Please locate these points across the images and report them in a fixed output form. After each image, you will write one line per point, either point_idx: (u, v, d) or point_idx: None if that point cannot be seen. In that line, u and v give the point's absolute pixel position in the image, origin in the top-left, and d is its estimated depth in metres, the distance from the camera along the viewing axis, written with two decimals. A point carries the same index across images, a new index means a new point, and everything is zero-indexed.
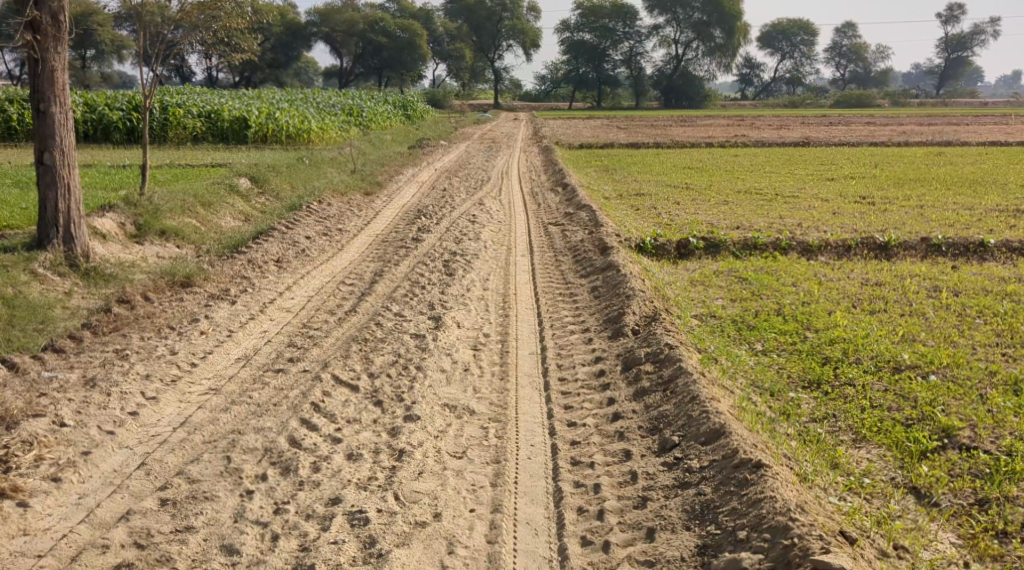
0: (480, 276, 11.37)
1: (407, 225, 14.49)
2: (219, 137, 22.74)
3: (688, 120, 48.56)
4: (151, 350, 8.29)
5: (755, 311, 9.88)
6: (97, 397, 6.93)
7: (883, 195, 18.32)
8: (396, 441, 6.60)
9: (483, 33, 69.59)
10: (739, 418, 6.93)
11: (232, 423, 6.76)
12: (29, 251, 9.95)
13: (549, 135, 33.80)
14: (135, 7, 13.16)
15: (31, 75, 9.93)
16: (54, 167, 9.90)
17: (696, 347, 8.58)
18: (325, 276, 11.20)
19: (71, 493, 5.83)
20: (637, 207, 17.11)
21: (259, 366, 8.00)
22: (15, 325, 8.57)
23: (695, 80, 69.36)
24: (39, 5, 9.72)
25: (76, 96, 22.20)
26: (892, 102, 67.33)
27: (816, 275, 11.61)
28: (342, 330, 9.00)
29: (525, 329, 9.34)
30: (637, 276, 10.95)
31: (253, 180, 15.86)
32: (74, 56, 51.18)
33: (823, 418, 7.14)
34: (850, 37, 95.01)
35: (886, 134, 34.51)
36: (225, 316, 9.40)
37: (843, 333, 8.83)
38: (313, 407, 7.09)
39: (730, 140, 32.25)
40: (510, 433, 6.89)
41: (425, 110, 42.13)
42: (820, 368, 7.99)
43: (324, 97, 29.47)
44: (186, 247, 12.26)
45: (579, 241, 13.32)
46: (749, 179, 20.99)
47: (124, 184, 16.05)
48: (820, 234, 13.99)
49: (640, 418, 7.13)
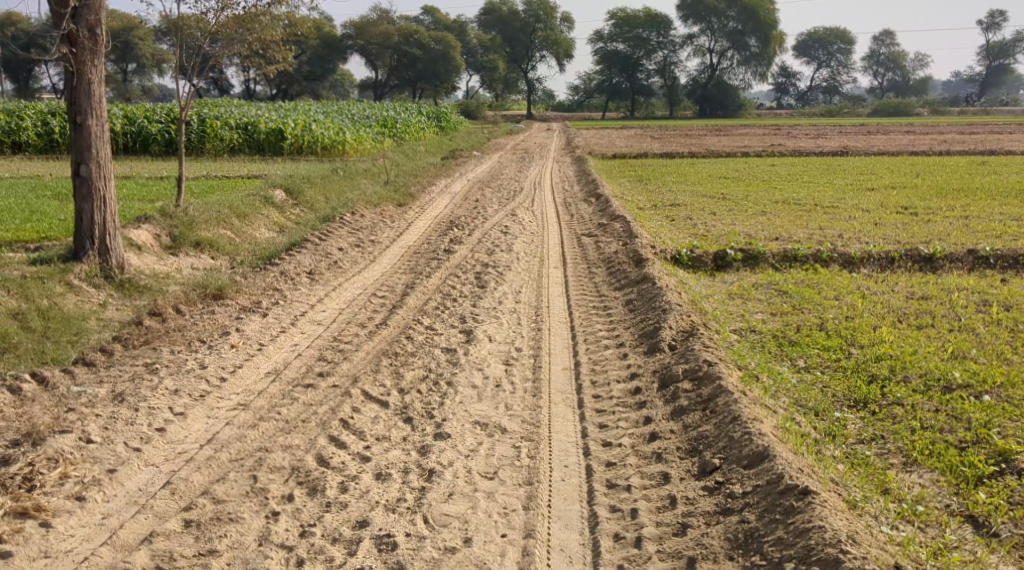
0: (513, 288, 11.19)
1: (439, 236, 14.36)
2: (255, 148, 22.82)
3: (723, 129, 48.12)
4: (180, 364, 8.20)
5: (797, 326, 9.60)
6: (124, 412, 6.83)
7: (926, 205, 17.87)
8: (426, 461, 6.42)
9: (517, 44, 69.61)
10: (782, 440, 6.67)
11: (260, 440, 6.62)
12: (65, 262, 9.94)
13: (583, 145, 33.67)
14: (171, 21, 13.21)
15: (68, 88, 9.90)
16: (89, 179, 9.85)
17: (736, 363, 8.32)
18: (356, 288, 11.09)
19: (94, 513, 5.71)
20: (672, 218, 16.86)
21: (289, 381, 7.86)
22: (49, 338, 8.53)
23: (730, 89, 68.89)
24: (76, 18, 9.69)
25: (116, 109, 22.42)
26: (933, 110, 66.33)
27: (859, 288, 11.29)
28: (372, 344, 8.86)
29: (559, 344, 9.13)
30: (673, 289, 10.72)
31: (287, 192, 15.82)
32: (117, 70, 52.39)
33: (872, 439, 6.85)
34: (889, 45, 93.81)
35: (927, 143, 33.86)
36: (255, 329, 9.30)
37: (889, 350, 8.53)
38: (342, 424, 6.94)
39: (767, 149, 31.84)
40: (543, 453, 6.68)
41: (459, 121, 42.27)
42: (867, 387, 7.71)
43: (358, 109, 29.54)
44: (220, 259, 12.21)
45: (613, 253, 13.10)
46: (787, 189, 20.62)
47: (160, 196, 16.10)
48: (862, 245, 13.65)
49: (678, 439, 6.88)
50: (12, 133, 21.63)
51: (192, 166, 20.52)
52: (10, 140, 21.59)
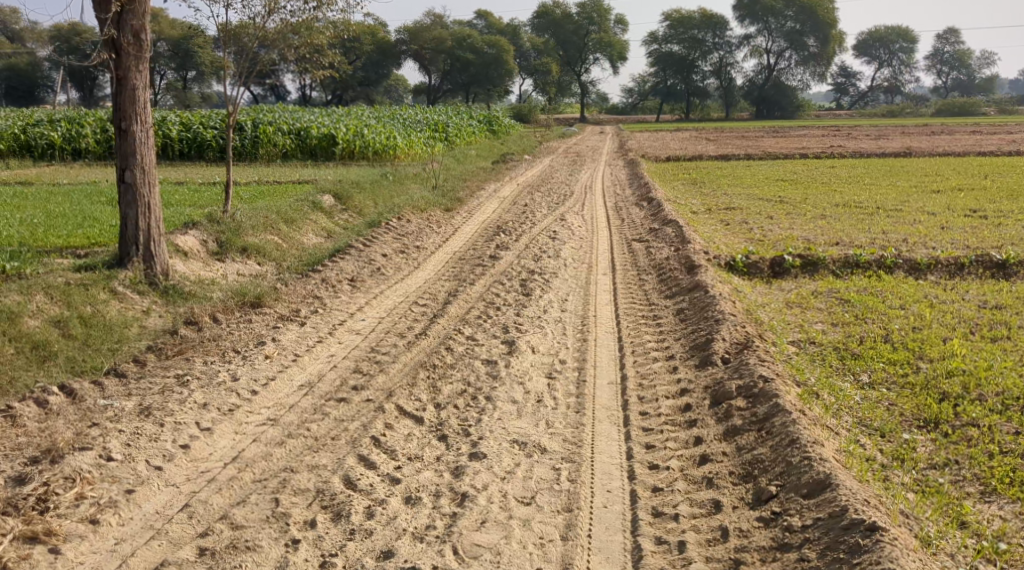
0: (560, 296, 10.79)
1: (485, 242, 13.98)
2: (307, 154, 22.69)
3: (781, 131, 46.73)
4: (212, 375, 7.94)
5: (859, 337, 9.01)
6: (149, 428, 6.56)
7: (995, 208, 16.98)
8: (458, 484, 6.03)
9: (571, 47, 69.11)
10: (846, 466, 6.14)
11: (286, 459, 6.31)
12: (110, 269, 9.77)
13: (636, 149, 33.04)
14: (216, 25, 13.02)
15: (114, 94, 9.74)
16: (135, 185, 9.67)
17: (795, 378, 7.79)
18: (398, 296, 10.77)
19: (108, 537, 5.45)
20: (727, 222, 16.26)
21: (322, 395, 7.53)
22: (87, 347, 8.36)
23: (788, 90, 67.48)
24: (120, 24, 9.50)
25: (173, 117, 22.51)
26: (999, 110, 64.27)
27: (926, 296, 10.64)
28: (410, 355, 8.50)
29: (605, 356, 8.68)
30: (727, 298, 10.22)
31: (336, 197, 15.59)
32: (177, 78, 53.13)
33: (945, 465, 6.29)
34: (953, 43, 91.10)
35: (993, 143, 32.55)
36: (292, 339, 9.01)
37: (961, 365, 7.94)
38: (373, 441, 6.59)
39: (827, 151, 30.89)
40: (585, 476, 6.25)
41: (511, 126, 41.90)
42: (937, 406, 7.14)
43: (410, 113, 29.32)
44: (267, 266, 12.01)
45: (664, 259, 12.61)
46: (848, 191, 19.81)
47: (211, 201, 16.02)
48: (928, 251, 12.94)
49: (731, 462, 6.38)
50: (72, 141, 21.86)
51: (243, 171, 20.47)
52: (70, 148, 21.82)
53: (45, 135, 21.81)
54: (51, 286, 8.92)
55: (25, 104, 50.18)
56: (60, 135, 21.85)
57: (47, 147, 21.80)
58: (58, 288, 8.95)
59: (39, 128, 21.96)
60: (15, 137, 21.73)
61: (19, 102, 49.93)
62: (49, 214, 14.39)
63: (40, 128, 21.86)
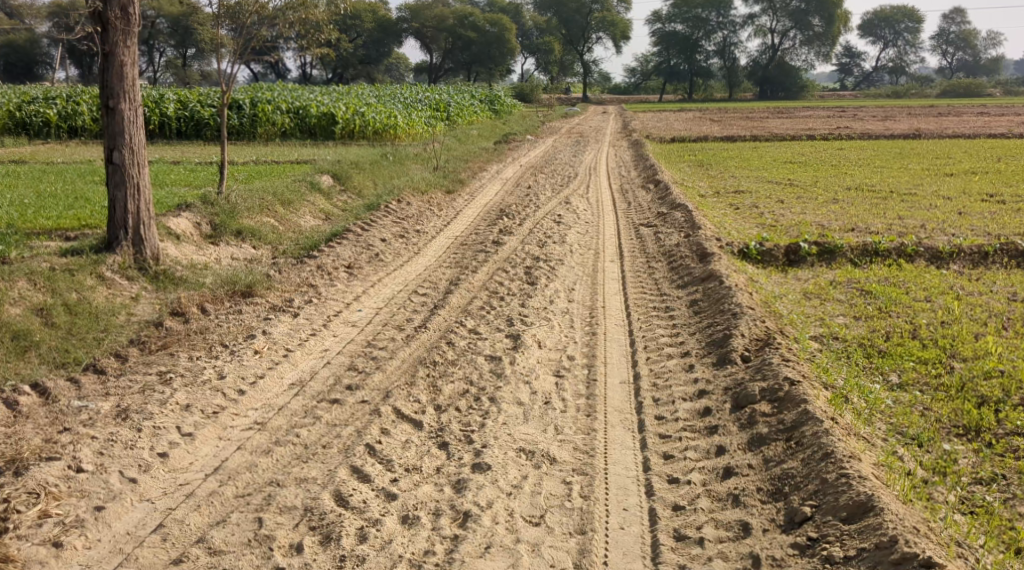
0: (566, 285, 10.23)
1: (488, 227, 13.41)
2: (307, 133, 22.04)
3: (785, 111, 46.12)
4: (197, 373, 7.41)
5: (885, 333, 8.45)
6: (126, 433, 6.05)
7: (1013, 193, 16.38)
8: (460, 500, 5.54)
9: (573, 26, 67.13)
10: (888, 484, 5.65)
11: (273, 469, 5.81)
12: (97, 254, 9.20)
13: (640, 129, 32.29)
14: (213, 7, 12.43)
15: (100, 70, 9.14)
16: (123, 166, 9.10)
17: (823, 379, 7.24)
18: (396, 285, 10.21)
19: (71, 563, 5.01)
20: (736, 206, 15.68)
21: (313, 396, 7.00)
22: (70, 337, 7.85)
23: (792, 70, 66.60)
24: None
25: (170, 94, 21.90)
26: (1006, 92, 63.41)
27: (952, 288, 10.07)
28: (409, 351, 7.95)
29: (616, 352, 8.15)
30: (743, 289, 9.66)
31: (335, 178, 15.01)
32: (177, 56, 52.48)
33: (991, 481, 5.83)
34: (958, 23, 90.06)
35: (1003, 125, 31.84)
36: (284, 332, 8.45)
37: (998, 365, 7.40)
38: (367, 450, 6.06)
39: (835, 132, 30.11)
40: (600, 492, 5.77)
41: (513, 104, 41.07)
42: (978, 412, 6.64)
43: (410, 92, 28.64)
44: (262, 249, 11.45)
45: (674, 246, 12.03)
46: (859, 175, 19.16)
47: (207, 182, 15.47)
48: (948, 238, 12.37)
49: (758, 476, 5.89)
50: (68, 119, 21.26)
51: (240, 151, 19.85)
52: (66, 126, 21.21)
53: (41, 113, 21.14)
54: (34, 272, 8.40)
55: (22, 81, 49.32)
56: (55, 112, 21.19)
57: (43, 125, 21.14)
58: (41, 273, 8.42)
59: (34, 106, 21.28)
60: (9, 114, 21.06)
61: (15, 79, 48.95)
62: (41, 194, 13.83)
63: (35, 106, 21.19)
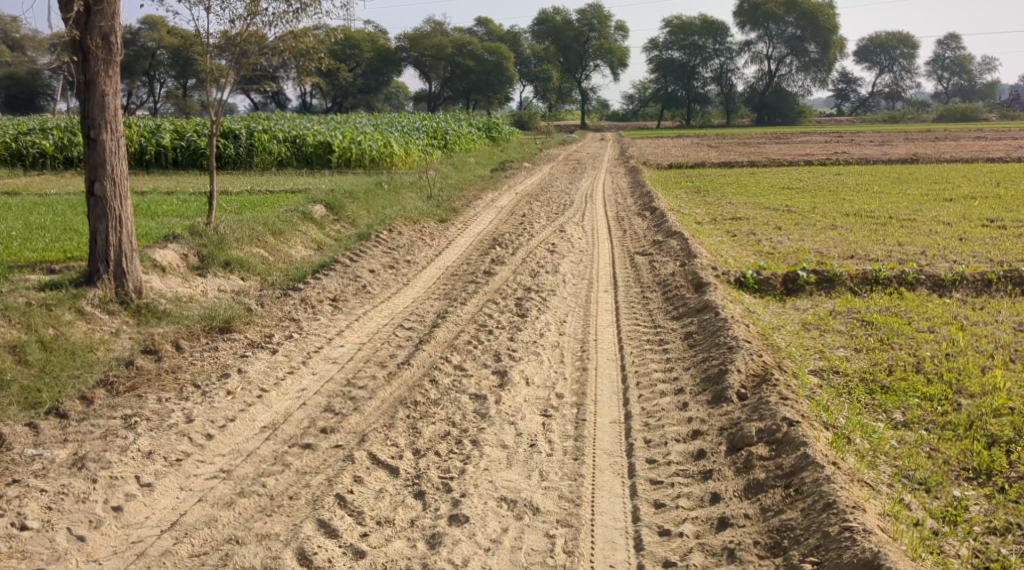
0: (558, 317, 9.88)
1: (479, 257, 13.04)
2: (302, 162, 21.78)
3: (782, 138, 45.90)
4: (164, 416, 7.00)
5: (888, 367, 8.08)
6: (79, 486, 5.72)
7: (1013, 218, 16.06)
8: (433, 559, 5.23)
9: (570, 54, 68.24)
10: (896, 539, 5.32)
11: (233, 525, 5.50)
12: (77, 288, 8.82)
13: (637, 156, 32.01)
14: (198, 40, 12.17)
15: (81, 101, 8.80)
16: (104, 198, 8.72)
17: (824, 419, 6.85)
18: (382, 318, 9.83)
19: None
20: (734, 234, 15.35)
21: (285, 440, 6.61)
22: (43, 375, 7.48)
23: (789, 96, 66.66)
24: (87, 26, 8.57)
25: (167, 125, 21.69)
26: (1001, 116, 63.46)
27: (956, 318, 9.70)
28: (390, 390, 7.55)
29: (608, 389, 7.77)
30: (740, 321, 9.28)
31: (328, 208, 14.68)
32: (176, 85, 52.49)
33: (1006, 531, 5.49)
34: (953, 49, 90.42)
35: (1000, 150, 31.63)
36: (260, 370, 8.05)
37: (1007, 402, 7.02)
38: (337, 500, 5.72)
39: (833, 157, 29.82)
40: (586, 548, 5.45)
41: (511, 132, 40.77)
42: (988, 453, 6.28)
43: (408, 120, 28.42)
44: (250, 281, 11.07)
45: (670, 275, 11.67)
46: (857, 200, 18.82)
47: (197, 212, 15.11)
48: (950, 265, 12.02)
49: (755, 529, 5.56)
50: (64, 149, 21.02)
51: (234, 180, 19.56)
52: (62, 157, 20.98)
53: (37, 144, 20.87)
54: (10, 307, 8.05)
55: (23, 112, 49.53)
56: (51, 143, 20.96)
57: (38, 155, 20.84)
58: (17, 309, 8.07)
59: (30, 136, 21.02)
60: (6, 146, 20.79)
61: (17, 111, 49.21)
62: (30, 226, 13.52)
63: (31, 136, 20.94)
